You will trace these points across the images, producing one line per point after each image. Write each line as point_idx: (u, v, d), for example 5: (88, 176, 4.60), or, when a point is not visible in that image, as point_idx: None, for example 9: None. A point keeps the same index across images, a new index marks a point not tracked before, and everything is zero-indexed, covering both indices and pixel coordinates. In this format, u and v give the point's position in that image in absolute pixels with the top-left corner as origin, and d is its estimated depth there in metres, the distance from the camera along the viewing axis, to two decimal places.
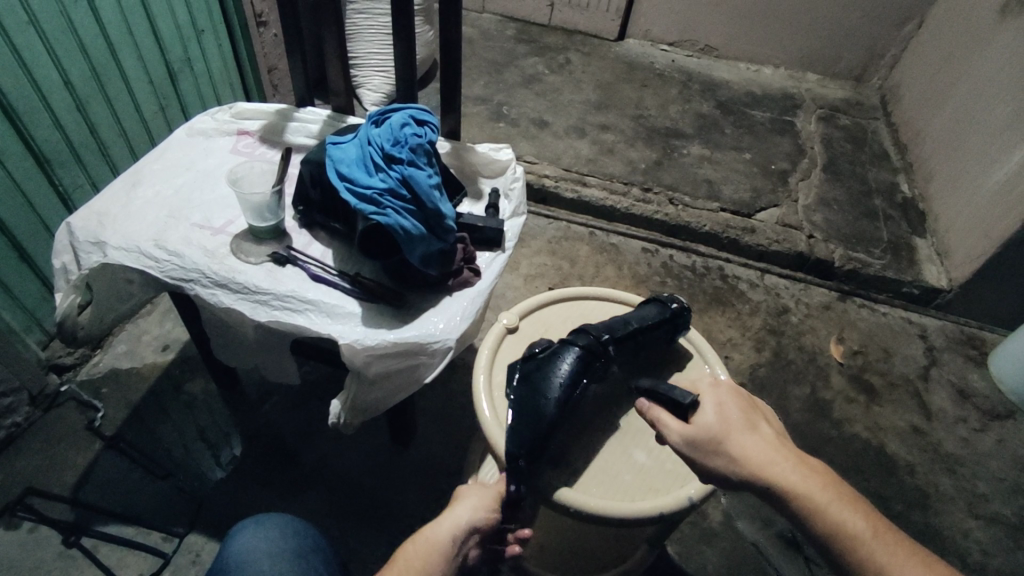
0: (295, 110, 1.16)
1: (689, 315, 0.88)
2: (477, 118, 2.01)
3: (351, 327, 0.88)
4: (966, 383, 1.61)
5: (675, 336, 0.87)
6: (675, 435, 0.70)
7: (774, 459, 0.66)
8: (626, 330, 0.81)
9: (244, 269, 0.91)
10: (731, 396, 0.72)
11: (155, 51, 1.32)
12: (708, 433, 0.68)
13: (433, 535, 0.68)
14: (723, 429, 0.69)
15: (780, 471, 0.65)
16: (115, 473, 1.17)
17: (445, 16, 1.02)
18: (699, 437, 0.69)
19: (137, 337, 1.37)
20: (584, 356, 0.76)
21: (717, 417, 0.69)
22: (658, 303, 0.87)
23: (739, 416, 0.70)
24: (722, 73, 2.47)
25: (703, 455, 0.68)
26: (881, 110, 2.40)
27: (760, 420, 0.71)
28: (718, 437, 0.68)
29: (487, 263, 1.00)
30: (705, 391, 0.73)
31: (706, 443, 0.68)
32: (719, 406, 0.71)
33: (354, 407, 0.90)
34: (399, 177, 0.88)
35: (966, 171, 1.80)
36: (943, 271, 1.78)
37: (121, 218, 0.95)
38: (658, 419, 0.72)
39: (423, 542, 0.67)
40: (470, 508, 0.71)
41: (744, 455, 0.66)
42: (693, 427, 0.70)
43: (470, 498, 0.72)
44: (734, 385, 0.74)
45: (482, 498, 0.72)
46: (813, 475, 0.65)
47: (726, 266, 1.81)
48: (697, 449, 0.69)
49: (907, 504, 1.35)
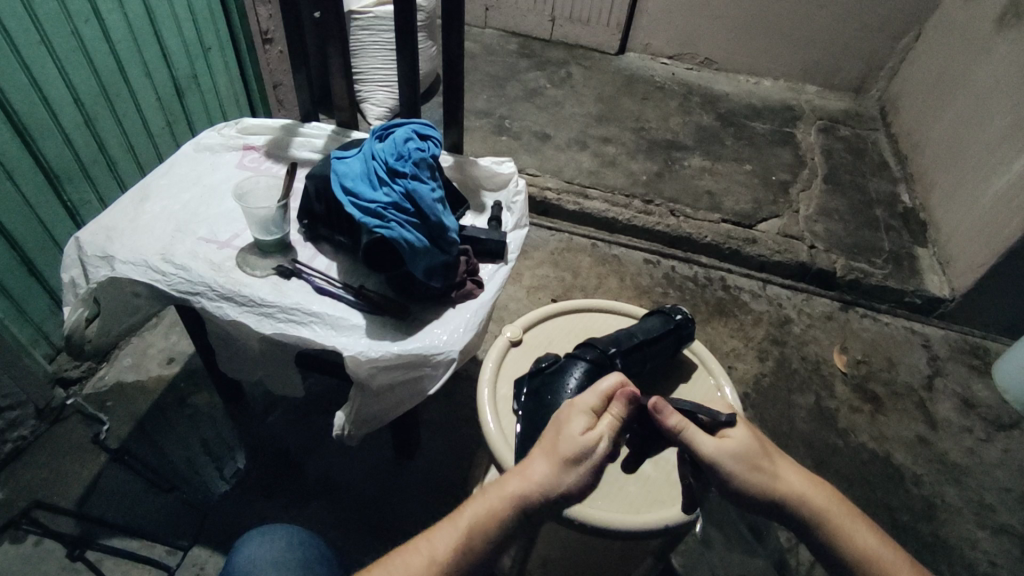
0: (299, 125, 1.18)
1: (693, 326, 0.88)
2: (479, 132, 2.04)
3: (356, 339, 0.88)
4: (970, 393, 1.61)
5: (682, 348, 0.88)
6: (711, 446, 0.65)
7: (807, 481, 0.68)
8: (632, 342, 0.81)
9: (249, 282, 0.92)
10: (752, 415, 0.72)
11: (163, 68, 1.35)
12: (746, 449, 0.66)
13: (497, 502, 0.63)
14: (761, 445, 0.67)
15: (814, 492, 0.67)
16: (119, 486, 1.17)
17: (448, 32, 1.04)
18: (738, 450, 0.66)
19: (143, 351, 1.38)
20: (591, 370, 0.77)
21: (751, 432, 0.68)
22: (662, 314, 0.88)
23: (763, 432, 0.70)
24: (722, 86, 2.49)
25: (748, 470, 0.65)
26: (880, 121, 2.41)
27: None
28: (758, 453, 0.66)
29: (489, 275, 1.01)
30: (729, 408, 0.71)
31: (753, 458, 0.66)
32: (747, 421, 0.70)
33: (358, 419, 0.91)
34: (404, 191, 0.89)
35: (966, 180, 1.81)
36: (946, 280, 1.78)
37: (129, 232, 0.96)
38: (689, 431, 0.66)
39: (483, 513, 0.63)
40: (544, 478, 0.62)
41: (782, 474, 0.67)
42: (730, 440, 0.66)
43: (551, 456, 0.63)
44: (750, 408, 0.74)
45: (566, 464, 0.62)
46: (839, 498, 0.68)
47: (728, 276, 1.81)
48: (740, 462, 0.65)
49: (914, 514, 1.34)
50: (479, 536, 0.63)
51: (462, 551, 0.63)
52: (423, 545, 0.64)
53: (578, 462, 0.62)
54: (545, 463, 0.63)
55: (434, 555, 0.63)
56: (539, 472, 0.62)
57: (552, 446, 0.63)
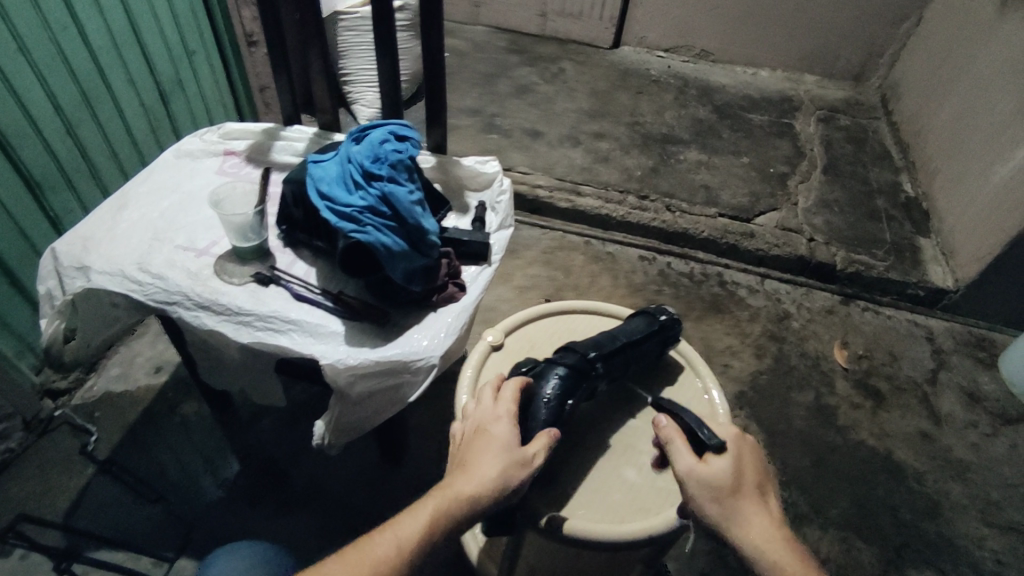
0: (281, 129, 1.18)
1: (680, 326, 0.85)
2: (469, 131, 2.01)
3: (334, 346, 0.87)
4: (975, 386, 1.57)
5: (668, 348, 0.85)
6: (685, 467, 0.67)
7: (777, 541, 0.64)
8: (615, 345, 0.78)
9: (227, 290, 0.91)
10: (752, 454, 0.69)
11: (146, 74, 1.35)
12: (717, 481, 0.66)
13: (448, 499, 0.62)
14: (737, 486, 0.66)
15: (781, 554, 0.63)
16: (106, 498, 1.16)
17: (429, 31, 1.02)
18: (710, 481, 0.66)
19: (130, 360, 1.37)
20: (571, 376, 0.74)
21: (732, 470, 0.66)
22: (646, 314, 0.84)
23: (753, 479, 0.67)
24: (718, 78, 2.46)
25: (707, 500, 0.65)
26: (881, 109, 2.37)
27: (769, 492, 0.69)
28: (727, 492, 0.65)
29: (472, 278, 0.99)
30: (731, 438, 0.69)
31: (717, 492, 0.65)
32: (739, 460, 0.68)
33: (338, 429, 0.89)
34: (380, 194, 0.85)
35: (970, 168, 1.76)
36: (949, 271, 1.74)
37: (105, 241, 0.94)
38: (672, 442, 0.69)
39: (440, 510, 0.62)
40: (497, 482, 0.62)
41: (748, 522, 0.64)
42: (708, 468, 0.66)
43: (498, 461, 0.64)
44: (758, 446, 0.71)
45: (511, 469, 0.64)
46: (812, 573, 0.63)
47: (726, 271, 1.78)
48: (705, 493, 0.65)
49: (918, 513, 1.31)
50: (434, 532, 0.62)
51: (418, 544, 0.62)
52: (380, 543, 0.63)
53: (523, 470, 0.64)
54: (498, 465, 0.64)
55: (392, 554, 0.62)
56: (495, 474, 0.63)
57: (503, 450, 0.65)
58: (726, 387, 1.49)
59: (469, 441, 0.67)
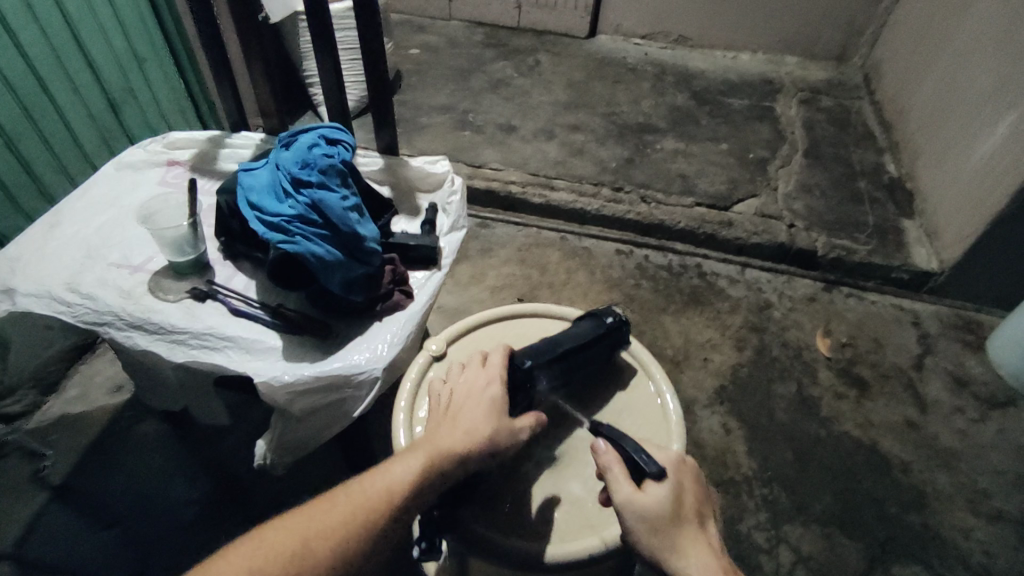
0: (227, 136, 1.14)
1: (625, 329, 0.85)
2: (440, 128, 1.97)
3: (272, 362, 0.84)
4: (963, 370, 1.53)
5: (617, 351, 0.86)
6: (621, 496, 0.66)
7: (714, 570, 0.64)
8: (555, 353, 0.79)
9: (161, 307, 0.87)
10: (691, 481, 0.70)
11: (93, 83, 1.29)
12: (656, 510, 0.65)
13: (440, 451, 0.67)
14: (675, 513, 0.66)
15: None
16: (63, 524, 1.13)
17: (364, 29, 1.00)
18: (648, 511, 0.65)
19: (90, 380, 1.33)
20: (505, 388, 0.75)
21: (671, 497, 0.66)
22: (592, 318, 0.85)
23: (692, 504, 0.68)
24: (697, 63, 2.40)
25: (646, 529, 0.65)
26: (864, 89, 2.32)
27: (707, 518, 0.70)
28: (666, 520, 0.65)
29: (421, 284, 0.96)
30: (670, 464, 0.69)
31: (655, 521, 0.65)
32: (678, 487, 0.68)
33: (281, 447, 0.87)
34: (309, 202, 0.82)
35: (952, 145, 1.71)
36: (933, 253, 1.69)
37: (34, 261, 0.90)
38: (609, 471, 0.68)
39: (432, 460, 0.66)
40: (484, 438, 0.68)
41: (685, 551, 0.65)
42: (645, 497, 0.66)
43: (486, 421, 0.69)
44: (696, 470, 0.71)
45: (498, 430, 0.69)
46: None
47: (705, 262, 1.73)
48: (642, 522, 0.65)
49: (903, 506, 1.27)
50: (424, 480, 0.66)
51: (409, 489, 0.65)
52: (368, 489, 0.66)
53: (510, 433, 0.69)
54: (486, 423, 0.69)
55: (381, 497, 0.65)
56: (483, 431, 0.68)
57: (492, 411, 0.70)
58: (705, 382, 1.45)
59: (456, 403, 0.72)
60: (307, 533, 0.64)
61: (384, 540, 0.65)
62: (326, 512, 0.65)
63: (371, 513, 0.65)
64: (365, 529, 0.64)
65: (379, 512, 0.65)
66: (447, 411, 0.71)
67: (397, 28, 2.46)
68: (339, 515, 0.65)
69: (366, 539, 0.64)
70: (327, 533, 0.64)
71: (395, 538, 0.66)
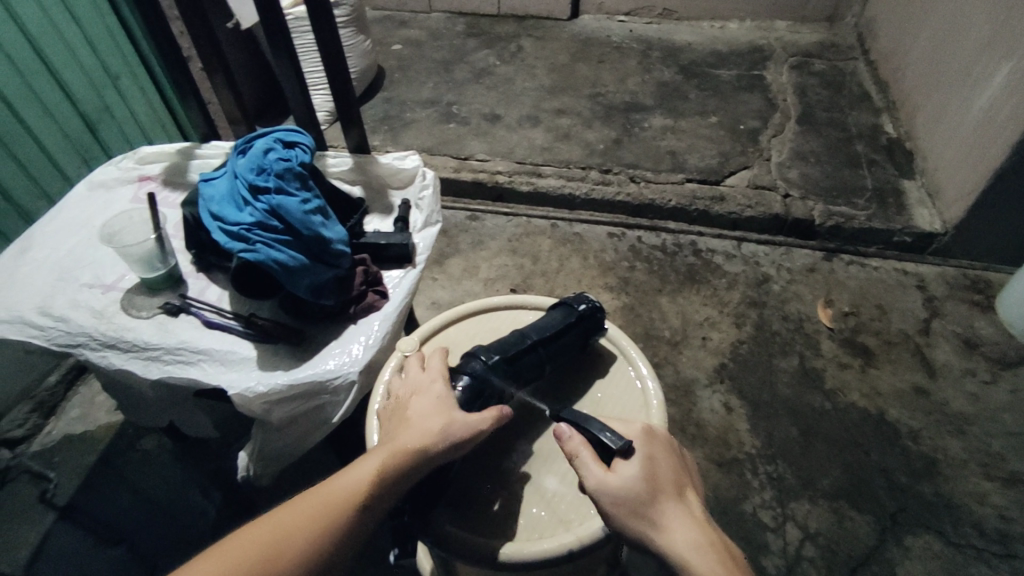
0: (197, 147, 1.11)
1: (597, 316, 0.85)
2: (425, 123, 1.94)
3: (245, 373, 0.83)
4: (972, 331, 1.48)
5: (594, 336, 0.86)
6: (593, 480, 0.64)
7: (700, 543, 0.60)
8: (523, 345, 0.78)
9: (134, 324, 0.86)
10: (664, 452, 0.67)
11: (66, 105, 1.25)
12: (629, 488, 0.63)
13: (393, 451, 0.65)
14: (650, 489, 0.63)
15: (701, 560, 0.59)
16: (67, 545, 1.14)
17: (322, 37, 1.02)
18: (620, 492, 0.63)
19: (89, 400, 1.34)
20: (475, 384, 0.73)
21: (643, 472, 0.64)
22: (563, 307, 0.86)
23: (668, 476, 0.65)
24: (684, 36, 2.34)
25: (620, 509, 0.62)
26: (858, 49, 2.25)
27: (689, 488, 0.66)
28: (641, 497, 0.62)
29: (396, 283, 0.94)
30: (638, 439, 0.67)
31: (629, 499, 0.62)
32: (649, 460, 0.65)
33: (262, 458, 0.90)
34: (268, 208, 0.82)
35: (949, 100, 1.65)
36: (936, 213, 1.64)
37: (7, 288, 0.90)
38: (577, 456, 0.66)
39: (386, 461, 0.65)
40: (440, 431, 0.66)
41: (664, 525, 0.62)
42: (616, 477, 0.64)
43: (441, 415, 0.68)
44: (669, 440, 0.69)
45: (455, 421, 0.67)
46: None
47: (699, 239, 1.70)
48: (617, 504, 0.63)
49: (914, 475, 1.24)
50: (379, 483, 0.64)
51: (366, 494, 0.63)
52: (334, 488, 0.64)
53: (466, 424, 0.67)
54: (441, 416, 0.67)
55: (340, 501, 0.63)
56: (438, 423, 0.67)
57: (442, 403, 0.69)
58: (705, 361, 1.42)
59: (409, 402, 0.71)
60: (270, 539, 0.61)
61: (350, 542, 0.63)
62: (286, 518, 0.63)
63: (337, 511, 0.63)
64: (332, 528, 0.62)
65: (340, 516, 0.63)
66: (402, 410, 0.70)
67: (378, 25, 2.43)
68: (301, 521, 0.62)
69: (331, 546, 0.62)
70: (288, 538, 0.61)
71: (362, 539, 0.64)
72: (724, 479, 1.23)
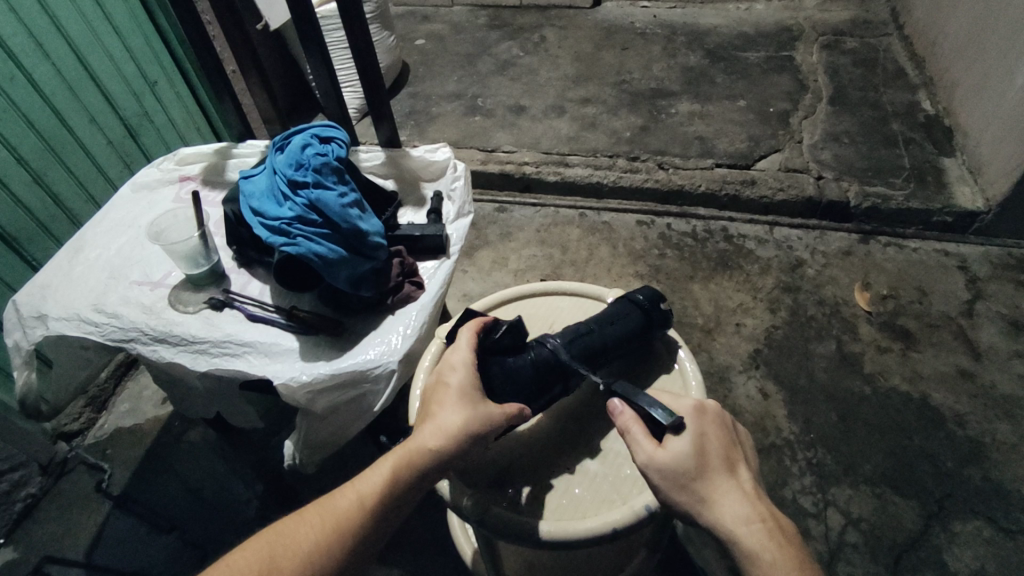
0: (233, 146, 1.14)
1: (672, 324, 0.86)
2: (451, 116, 1.95)
3: (289, 363, 0.86)
4: (1019, 312, 1.44)
5: (658, 332, 0.85)
6: (644, 456, 0.65)
7: (751, 518, 0.61)
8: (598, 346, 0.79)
9: (181, 319, 0.90)
10: (715, 428, 0.67)
11: (108, 110, 1.29)
12: (680, 465, 0.63)
13: (409, 450, 0.66)
14: (701, 464, 0.64)
15: (751, 535, 0.60)
16: (124, 533, 1.19)
17: (353, 35, 1.03)
18: (670, 468, 0.64)
19: (138, 394, 1.39)
20: (541, 372, 0.76)
21: (693, 449, 0.64)
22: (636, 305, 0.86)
23: (719, 452, 0.65)
24: (709, 19, 2.30)
25: (671, 485, 0.63)
26: (892, 24, 2.18)
27: (740, 462, 0.66)
28: (691, 473, 0.63)
29: (431, 274, 0.96)
30: (689, 416, 0.67)
31: (680, 475, 0.63)
32: (700, 437, 0.65)
33: (308, 445, 0.91)
34: (307, 202, 0.84)
35: (991, 74, 1.59)
36: (978, 191, 1.58)
37: (64, 287, 0.94)
38: (629, 433, 0.67)
39: (401, 463, 0.65)
40: (459, 428, 0.66)
41: (714, 501, 0.62)
42: (666, 454, 0.64)
43: (461, 411, 0.68)
44: (720, 413, 0.68)
45: (476, 415, 0.68)
46: (790, 550, 0.60)
47: (730, 225, 1.68)
48: (667, 479, 0.64)
49: (961, 460, 1.21)
50: (394, 486, 0.65)
51: (381, 498, 0.64)
52: (341, 499, 0.64)
53: (486, 414, 0.68)
54: (459, 411, 0.67)
55: (353, 506, 0.64)
56: (457, 420, 0.67)
57: (462, 398, 0.69)
58: (740, 348, 1.41)
59: (427, 403, 0.70)
60: (275, 549, 0.60)
61: (367, 543, 0.64)
62: (294, 527, 0.63)
63: (347, 518, 0.63)
64: (345, 537, 0.62)
65: (353, 521, 0.63)
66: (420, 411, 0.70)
67: (401, 21, 2.44)
68: (312, 529, 0.62)
69: (341, 553, 0.62)
70: (297, 548, 0.61)
71: (373, 543, 0.64)
72: (762, 464, 1.22)
